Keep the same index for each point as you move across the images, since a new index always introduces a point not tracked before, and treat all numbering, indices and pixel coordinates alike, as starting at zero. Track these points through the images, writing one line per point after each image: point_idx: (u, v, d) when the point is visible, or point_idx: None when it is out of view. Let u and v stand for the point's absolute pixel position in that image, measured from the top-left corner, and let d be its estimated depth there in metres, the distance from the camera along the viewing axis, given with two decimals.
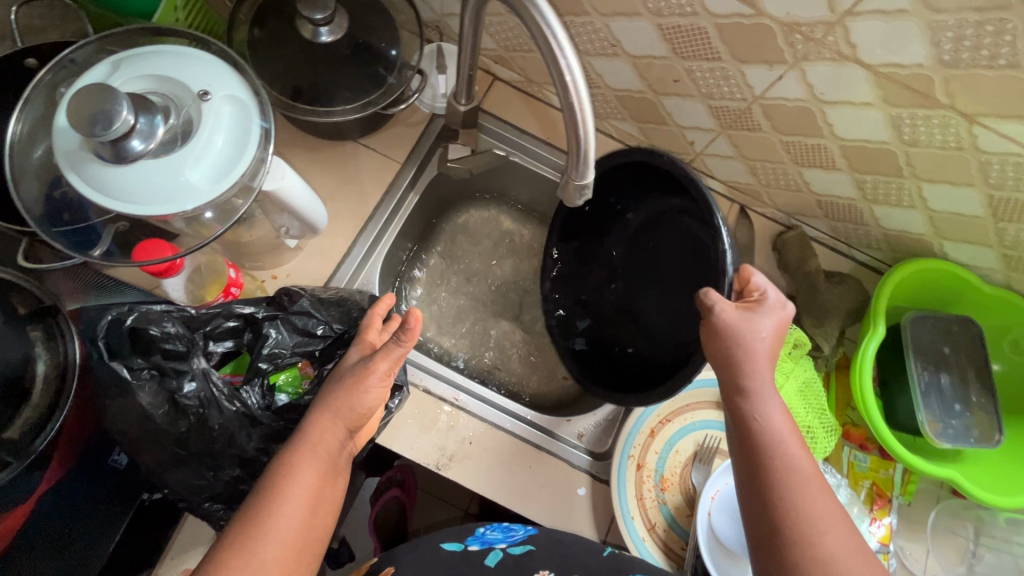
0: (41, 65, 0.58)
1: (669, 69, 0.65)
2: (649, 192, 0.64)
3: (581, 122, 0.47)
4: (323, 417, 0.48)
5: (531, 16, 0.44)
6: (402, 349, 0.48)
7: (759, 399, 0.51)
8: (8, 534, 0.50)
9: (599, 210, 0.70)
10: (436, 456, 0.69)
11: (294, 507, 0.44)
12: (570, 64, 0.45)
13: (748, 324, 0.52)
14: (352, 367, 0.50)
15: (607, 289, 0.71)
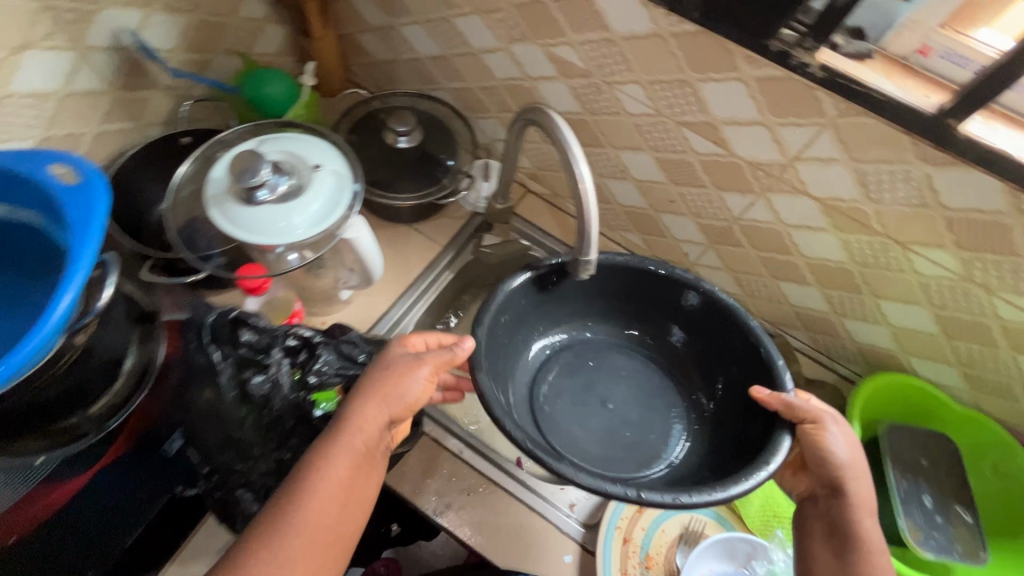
0: (192, 143, 0.79)
1: (665, 192, 0.82)
2: (707, 346, 0.75)
3: (588, 219, 0.61)
4: (368, 403, 0.57)
5: (558, 139, 0.62)
6: (450, 355, 0.61)
7: (861, 516, 0.60)
8: (63, 500, 0.59)
9: (622, 303, 0.79)
10: (434, 502, 0.75)
11: (330, 486, 0.53)
12: (583, 175, 0.61)
13: (842, 444, 0.60)
14: (397, 359, 0.60)
15: (615, 332, 0.81)
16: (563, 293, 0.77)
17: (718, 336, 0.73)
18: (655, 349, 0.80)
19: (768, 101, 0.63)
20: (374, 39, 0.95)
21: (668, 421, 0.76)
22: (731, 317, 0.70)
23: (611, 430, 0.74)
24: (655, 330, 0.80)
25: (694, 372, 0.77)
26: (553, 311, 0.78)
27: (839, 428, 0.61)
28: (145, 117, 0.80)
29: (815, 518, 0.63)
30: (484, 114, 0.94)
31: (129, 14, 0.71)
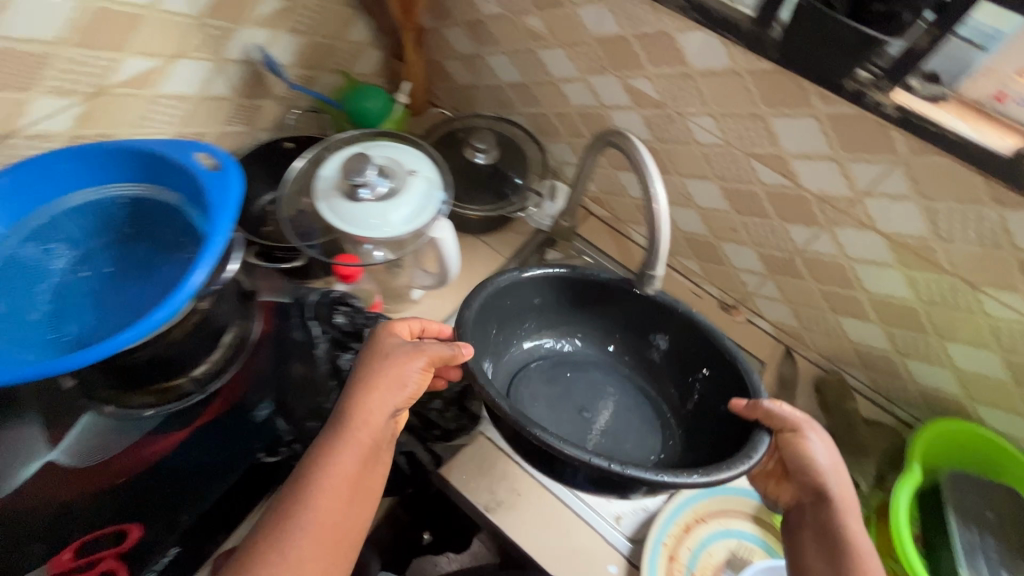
0: (295, 147, 0.88)
1: (728, 221, 0.85)
2: (681, 364, 0.79)
3: (660, 234, 0.65)
4: (370, 399, 0.60)
5: (636, 162, 0.66)
6: (449, 352, 0.63)
7: (847, 518, 0.63)
8: (160, 454, 0.63)
9: (603, 318, 0.84)
10: (486, 498, 0.76)
11: (337, 480, 0.56)
12: (657, 193, 0.63)
13: (820, 447, 0.65)
14: (397, 349, 0.63)
15: (594, 347, 0.85)
16: (547, 302, 0.82)
17: (691, 352, 0.77)
18: (632, 364, 0.84)
19: (841, 137, 0.66)
20: (459, 66, 1.04)
21: (642, 430, 0.79)
22: (703, 338, 0.74)
23: (586, 435, 0.76)
24: (632, 346, 0.83)
25: (668, 386, 0.81)
26: (537, 317, 0.83)
27: (817, 436, 0.65)
28: (257, 122, 0.90)
29: (805, 525, 0.66)
30: (555, 138, 1.00)
31: (261, 33, 0.81)
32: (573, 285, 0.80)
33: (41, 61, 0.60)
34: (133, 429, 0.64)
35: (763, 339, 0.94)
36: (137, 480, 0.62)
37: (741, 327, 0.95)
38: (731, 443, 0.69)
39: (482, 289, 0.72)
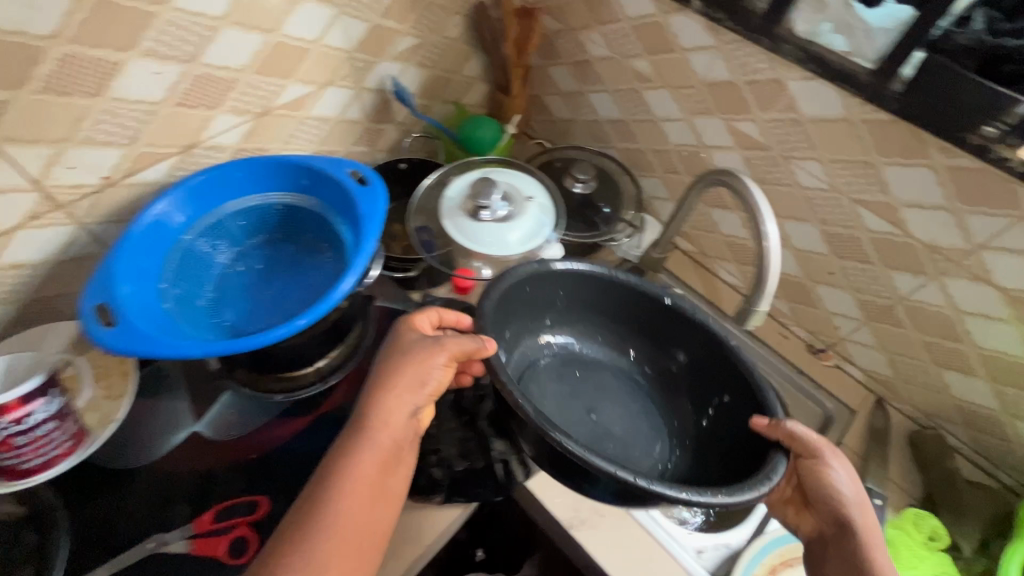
0: (409, 168, 0.96)
1: (826, 264, 0.86)
2: (701, 380, 0.70)
3: (770, 270, 0.66)
4: (389, 397, 0.57)
5: (749, 202, 0.67)
6: (473, 344, 0.59)
7: (875, 552, 0.57)
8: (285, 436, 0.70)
9: (621, 318, 0.75)
10: (569, 514, 0.77)
11: (358, 484, 0.53)
12: (770, 232, 0.65)
13: (838, 470, 0.61)
14: (416, 345, 0.60)
15: (609, 350, 0.77)
16: (570, 297, 0.74)
17: (717, 366, 0.68)
18: (646, 370, 0.75)
19: (960, 188, 0.66)
20: (560, 101, 1.10)
21: (651, 446, 0.70)
22: (736, 361, 0.65)
23: (592, 443, 0.68)
24: (651, 352, 0.75)
25: (683, 401, 0.72)
26: (555, 310, 0.75)
27: (840, 465, 0.62)
28: (377, 143, 0.99)
29: (827, 562, 0.60)
30: (648, 172, 1.04)
31: (395, 65, 0.91)
32: (598, 284, 0.72)
33: (226, 85, 0.70)
34: (262, 412, 0.71)
35: (853, 385, 0.93)
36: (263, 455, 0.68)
37: (829, 372, 0.94)
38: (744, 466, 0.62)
39: (502, 280, 0.66)
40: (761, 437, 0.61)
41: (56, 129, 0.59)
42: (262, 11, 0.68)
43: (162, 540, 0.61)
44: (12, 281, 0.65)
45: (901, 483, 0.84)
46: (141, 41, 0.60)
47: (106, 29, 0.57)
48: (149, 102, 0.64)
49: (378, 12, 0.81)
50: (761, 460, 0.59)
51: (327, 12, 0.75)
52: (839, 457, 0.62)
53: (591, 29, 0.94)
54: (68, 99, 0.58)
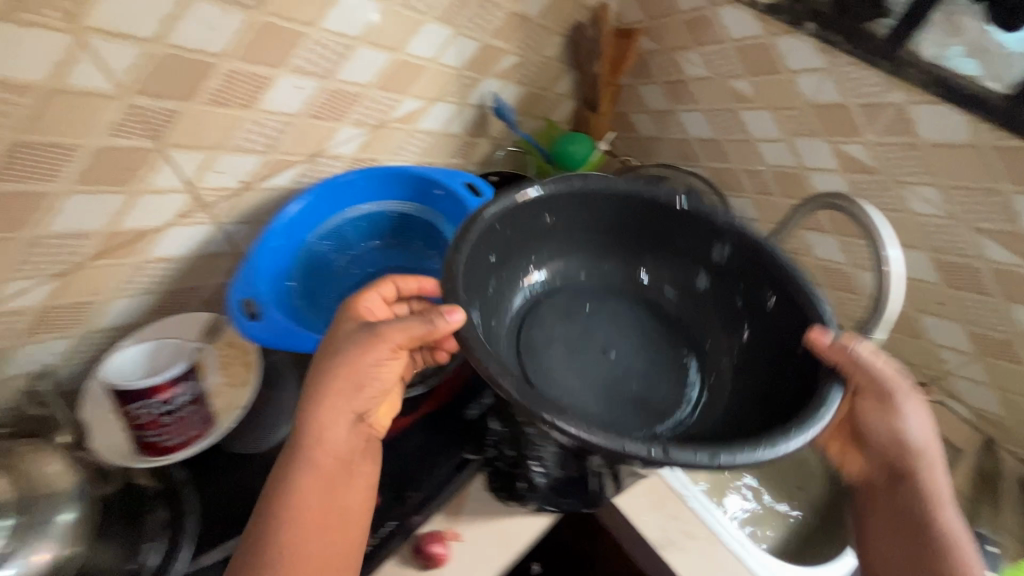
0: (501, 181, 0.98)
1: (936, 293, 0.82)
2: (730, 288, 0.65)
3: (889, 295, 0.64)
4: (324, 409, 0.55)
5: (868, 226, 0.66)
6: (423, 329, 0.51)
7: (938, 499, 0.57)
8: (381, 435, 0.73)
9: (627, 236, 0.69)
10: (659, 534, 0.76)
11: (304, 506, 0.54)
12: (893, 256, 0.64)
13: (913, 413, 0.58)
14: (348, 342, 0.56)
15: (621, 275, 0.71)
16: (564, 221, 0.67)
17: (742, 268, 0.63)
18: (659, 292, 0.70)
19: None
20: (647, 119, 1.10)
21: (685, 372, 0.65)
22: (771, 254, 0.60)
23: (612, 381, 0.62)
24: (666, 272, 0.69)
25: (711, 318, 0.67)
26: (550, 241, 0.69)
27: (913, 406, 0.58)
28: (470, 156, 1.02)
29: (876, 504, 0.61)
30: (738, 193, 1.02)
31: (496, 82, 0.94)
32: (594, 198, 0.65)
33: (353, 99, 0.75)
34: None
35: (957, 422, 0.88)
36: None
37: (930, 407, 0.90)
38: (794, 386, 0.55)
39: (471, 225, 0.57)
40: (816, 359, 0.54)
41: (211, 137, 0.64)
42: (393, 32, 0.72)
43: None
44: (157, 273, 0.71)
45: (1016, 529, 0.79)
46: (292, 58, 0.65)
47: (268, 48, 0.62)
48: (289, 115, 0.69)
49: (490, 32, 0.85)
50: (815, 388, 0.53)
51: (446, 33, 0.79)
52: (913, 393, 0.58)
53: (690, 49, 0.95)
54: (228, 110, 0.64)
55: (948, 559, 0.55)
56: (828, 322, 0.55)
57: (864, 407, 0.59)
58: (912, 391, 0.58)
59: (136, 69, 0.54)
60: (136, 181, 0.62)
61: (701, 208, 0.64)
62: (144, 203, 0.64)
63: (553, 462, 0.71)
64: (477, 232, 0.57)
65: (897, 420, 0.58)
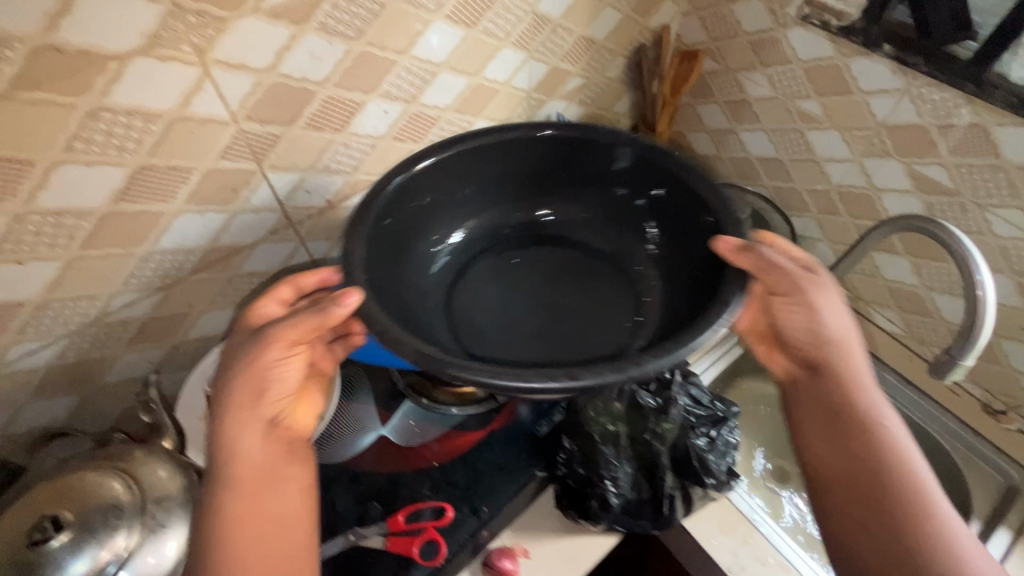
0: None
1: (1019, 318, 0.81)
2: (637, 202, 0.70)
3: (980, 319, 0.63)
4: (231, 424, 0.52)
5: (956, 250, 0.66)
6: (316, 316, 0.50)
7: (884, 413, 0.54)
8: (450, 449, 0.74)
9: (523, 178, 0.72)
10: (729, 559, 0.75)
11: (235, 524, 0.50)
12: (983, 279, 0.63)
13: (831, 308, 0.56)
14: (240, 351, 0.53)
15: (533, 222, 0.74)
16: (469, 180, 0.70)
17: (637, 178, 0.69)
18: (570, 226, 0.74)
19: None
20: (704, 138, 1.11)
21: (618, 293, 0.68)
22: (665, 157, 0.65)
23: (544, 324, 0.65)
24: (573, 206, 0.74)
25: (624, 233, 0.72)
26: (448, 206, 0.70)
27: (823, 296, 0.56)
28: None
29: (799, 402, 0.58)
30: (800, 211, 1.01)
31: (561, 103, 0.96)
32: (485, 151, 0.68)
33: (432, 122, 0.78)
34: (443, 422, 0.75)
35: None
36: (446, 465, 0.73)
37: (1009, 435, 0.87)
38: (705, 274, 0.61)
39: (365, 209, 0.59)
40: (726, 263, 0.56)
41: (307, 158, 0.68)
42: (474, 58, 0.75)
43: (361, 535, 0.67)
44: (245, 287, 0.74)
45: None
46: (382, 85, 0.68)
47: (363, 75, 0.65)
48: (375, 137, 0.72)
49: (560, 55, 0.87)
50: (719, 284, 0.56)
51: (520, 57, 0.81)
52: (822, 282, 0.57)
53: (755, 70, 0.95)
54: (323, 133, 0.67)
55: (872, 442, 0.53)
56: (740, 231, 0.58)
57: (777, 305, 0.58)
58: (819, 274, 0.57)
59: (248, 97, 0.58)
60: (239, 200, 0.65)
61: (583, 132, 0.67)
62: (243, 221, 0.67)
63: (626, 483, 0.70)
64: (383, 199, 0.61)
65: (814, 317, 0.56)
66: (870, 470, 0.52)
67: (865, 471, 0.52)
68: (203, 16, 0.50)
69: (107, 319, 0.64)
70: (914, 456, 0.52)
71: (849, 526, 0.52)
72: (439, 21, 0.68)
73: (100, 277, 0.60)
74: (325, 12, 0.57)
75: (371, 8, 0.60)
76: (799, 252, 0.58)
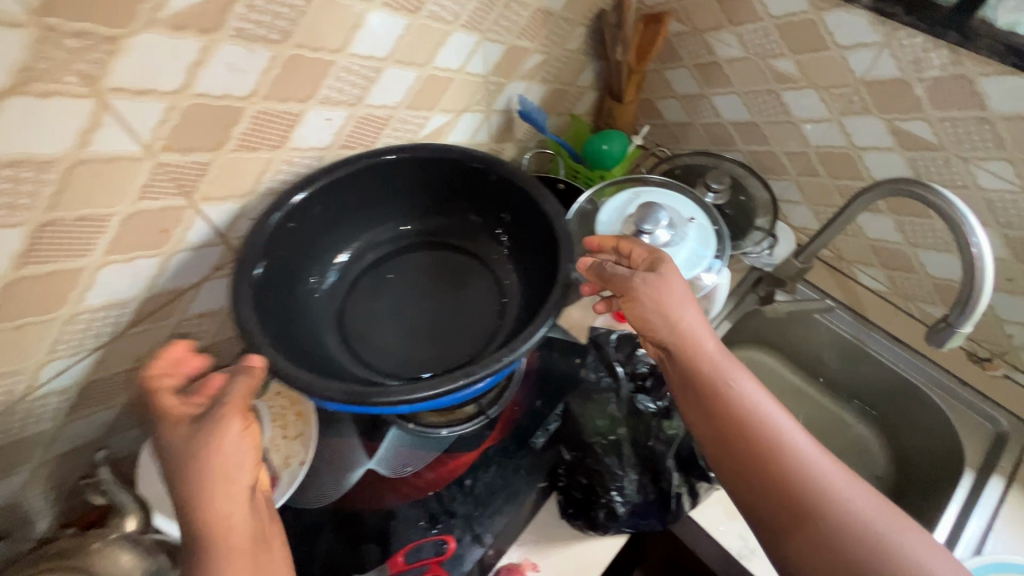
0: (564, 188, 0.92)
1: (1003, 269, 0.81)
2: (480, 200, 0.69)
3: (978, 283, 0.61)
4: (218, 507, 0.43)
5: (947, 214, 0.63)
6: (251, 379, 0.48)
7: (735, 378, 0.56)
8: (443, 478, 0.69)
9: (377, 198, 0.68)
10: (738, 544, 0.74)
11: None
12: (979, 240, 0.60)
13: (664, 292, 0.58)
14: (190, 442, 0.44)
15: (396, 241, 0.71)
16: (327, 213, 0.64)
17: (475, 178, 0.68)
18: (430, 233, 0.72)
19: None
20: (675, 105, 1.05)
21: (488, 286, 0.69)
22: (505, 164, 0.65)
23: (430, 334, 0.63)
24: (428, 216, 0.72)
25: (478, 227, 0.71)
26: (317, 240, 0.65)
27: (656, 287, 0.58)
28: None
29: (667, 379, 0.60)
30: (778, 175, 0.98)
31: (523, 84, 0.89)
32: (340, 183, 0.63)
33: (383, 122, 0.70)
34: (433, 445, 0.71)
35: None
36: (443, 492, 0.68)
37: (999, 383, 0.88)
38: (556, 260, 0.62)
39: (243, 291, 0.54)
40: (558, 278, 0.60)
41: (244, 182, 0.59)
42: (421, 46, 0.67)
43: None
44: (196, 329, 0.67)
45: None
46: (321, 91, 0.60)
47: (296, 82, 0.57)
48: (320, 148, 0.64)
49: (516, 32, 0.79)
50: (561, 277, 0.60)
51: (473, 40, 0.73)
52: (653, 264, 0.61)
53: (724, 30, 0.89)
54: (259, 153, 0.59)
55: (731, 409, 0.54)
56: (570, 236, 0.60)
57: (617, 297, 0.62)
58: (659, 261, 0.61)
59: (161, 125, 0.49)
60: (171, 241, 0.57)
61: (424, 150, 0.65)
62: (180, 262, 0.59)
63: (632, 489, 0.68)
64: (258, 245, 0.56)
65: (653, 300, 0.58)
66: (740, 437, 0.53)
67: (728, 439, 0.53)
68: (86, 37, 0.41)
69: (36, 391, 0.56)
70: (770, 412, 0.54)
71: (735, 492, 0.53)
72: (378, 11, 0.59)
73: (16, 351, 0.52)
74: (239, 16, 0.48)
75: (296, 4, 0.52)
76: (636, 245, 0.64)
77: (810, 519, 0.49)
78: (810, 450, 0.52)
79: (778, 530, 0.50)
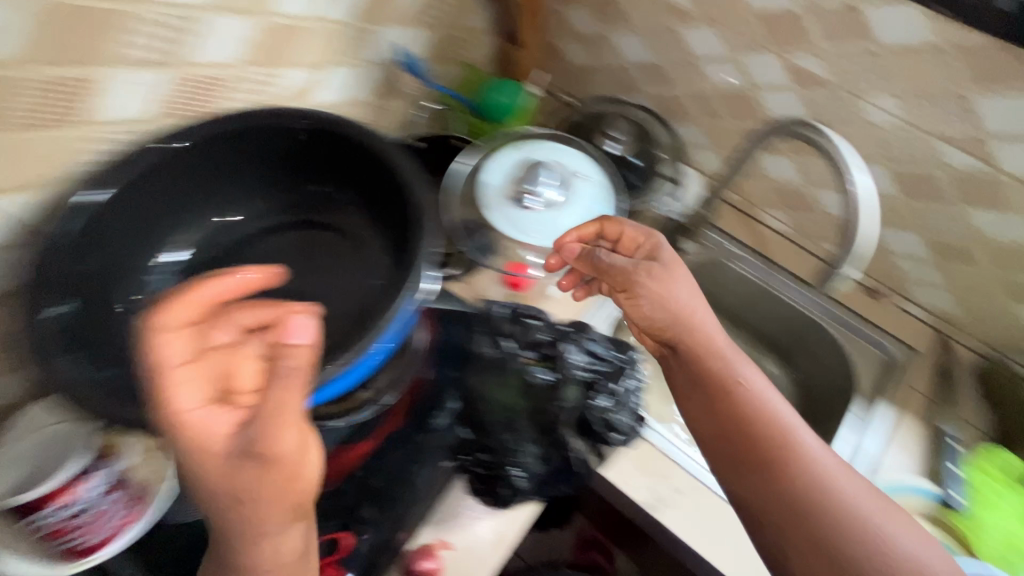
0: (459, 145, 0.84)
1: (894, 204, 0.82)
2: (327, 171, 0.63)
3: (852, 220, 0.62)
4: (273, 531, 0.33)
5: (828, 155, 0.63)
6: (303, 368, 0.33)
7: (742, 370, 0.56)
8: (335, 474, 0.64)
9: (202, 188, 0.59)
10: (649, 496, 0.74)
11: None
12: (853, 178, 0.61)
13: (668, 287, 0.61)
14: (240, 468, 0.31)
15: (238, 236, 0.62)
16: (141, 210, 0.54)
17: (315, 148, 0.61)
18: (277, 221, 0.64)
19: None
20: (577, 48, 0.98)
21: (356, 266, 0.61)
22: (343, 128, 0.59)
23: None
24: (269, 202, 0.64)
25: (330, 205, 0.64)
26: (133, 244, 0.55)
27: (663, 284, 0.62)
28: (385, 121, 0.86)
29: (675, 374, 0.61)
30: (684, 120, 0.94)
31: (400, 31, 0.79)
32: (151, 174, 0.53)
33: (215, 85, 0.60)
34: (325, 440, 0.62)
35: (915, 325, 0.91)
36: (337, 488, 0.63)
37: (892, 315, 0.92)
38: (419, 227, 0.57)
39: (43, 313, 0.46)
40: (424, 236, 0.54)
41: (35, 166, 0.49)
42: None
43: None
44: None
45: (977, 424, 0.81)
46: (122, 49, 0.50)
47: (83, 39, 0.47)
48: (136, 120, 0.54)
49: None
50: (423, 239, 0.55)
51: None
52: (649, 254, 0.65)
53: None
54: (47, 130, 0.48)
55: (738, 401, 0.54)
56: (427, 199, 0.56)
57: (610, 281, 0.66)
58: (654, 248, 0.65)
59: None
60: None
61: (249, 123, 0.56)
62: None
63: (534, 460, 0.67)
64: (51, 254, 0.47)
65: (660, 293, 0.61)
66: (746, 428, 0.53)
67: (733, 430, 0.54)
68: None
69: None
70: (777, 405, 0.54)
71: (736, 483, 0.53)
72: None
73: None
74: None
75: None
76: (630, 229, 0.66)
77: (814, 512, 0.47)
78: (818, 445, 0.52)
79: (780, 523, 0.49)
